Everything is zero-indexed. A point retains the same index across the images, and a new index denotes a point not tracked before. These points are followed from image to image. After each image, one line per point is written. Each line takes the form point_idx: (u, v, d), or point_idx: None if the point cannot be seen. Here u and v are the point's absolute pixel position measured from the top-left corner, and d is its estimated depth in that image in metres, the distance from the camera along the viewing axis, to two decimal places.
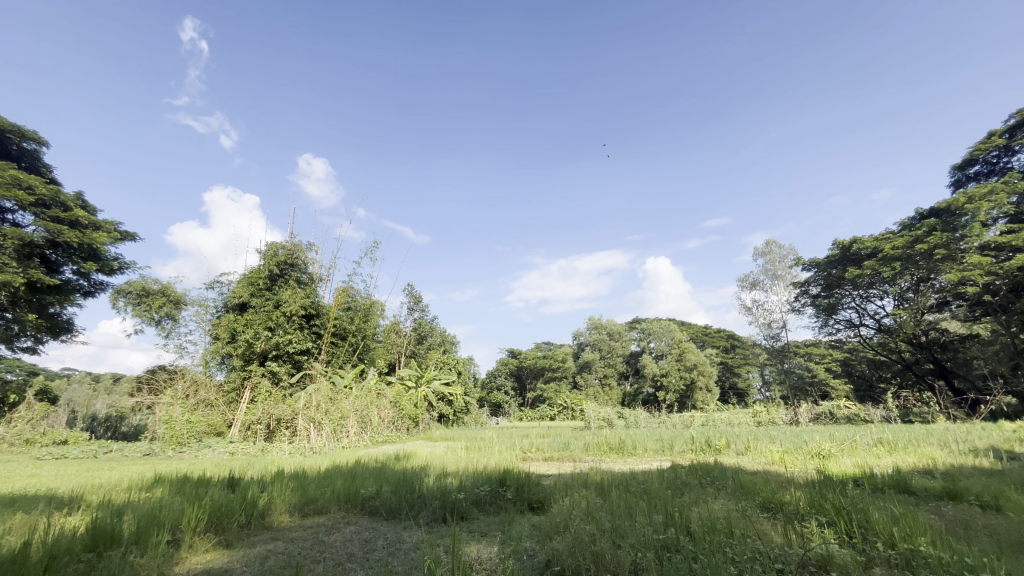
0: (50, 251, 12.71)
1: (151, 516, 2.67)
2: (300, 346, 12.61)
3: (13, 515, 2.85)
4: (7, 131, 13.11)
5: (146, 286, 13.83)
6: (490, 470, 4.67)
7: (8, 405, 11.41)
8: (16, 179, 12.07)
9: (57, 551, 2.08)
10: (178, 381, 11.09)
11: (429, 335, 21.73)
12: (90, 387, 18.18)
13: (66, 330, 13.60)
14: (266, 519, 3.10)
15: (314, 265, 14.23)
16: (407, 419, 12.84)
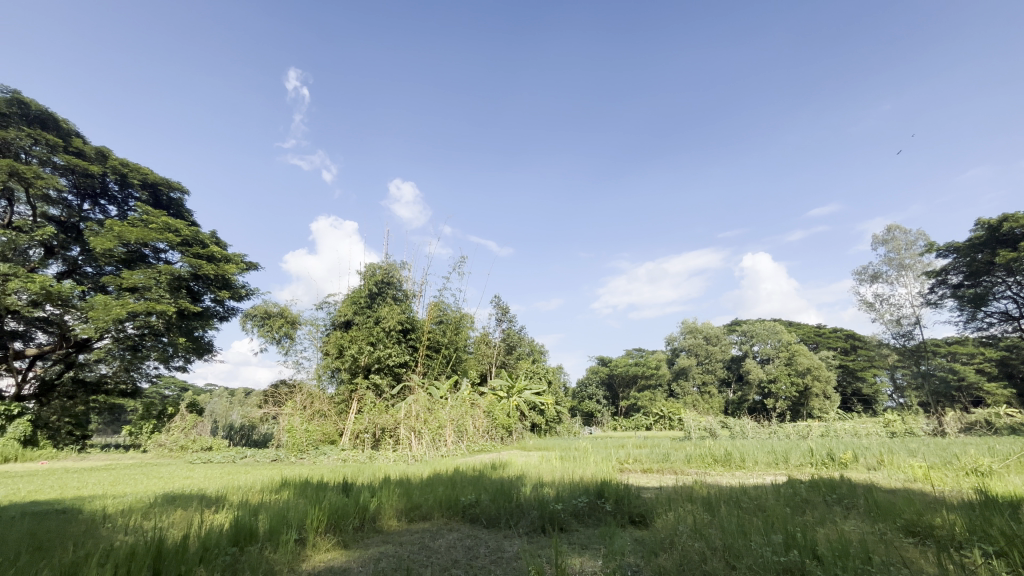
0: (194, 282, 14.82)
1: (281, 515, 2.97)
2: (398, 359, 13.42)
3: (175, 510, 3.33)
4: (159, 184, 15.56)
5: (268, 309, 15.52)
6: (588, 481, 4.58)
7: (167, 416, 13.41)
8: (167, 224, 14.27)
9: (209, 543, 2.38)
10: (297, 394, 12.30)
11: (518, 345, 22.02)
12: (228, 400, 20.78)
13: (208, 350, 15.72)
14: (377, 522, 3.31)
15: (408, 282, 15.10)
16: (501, 428, 13.05)
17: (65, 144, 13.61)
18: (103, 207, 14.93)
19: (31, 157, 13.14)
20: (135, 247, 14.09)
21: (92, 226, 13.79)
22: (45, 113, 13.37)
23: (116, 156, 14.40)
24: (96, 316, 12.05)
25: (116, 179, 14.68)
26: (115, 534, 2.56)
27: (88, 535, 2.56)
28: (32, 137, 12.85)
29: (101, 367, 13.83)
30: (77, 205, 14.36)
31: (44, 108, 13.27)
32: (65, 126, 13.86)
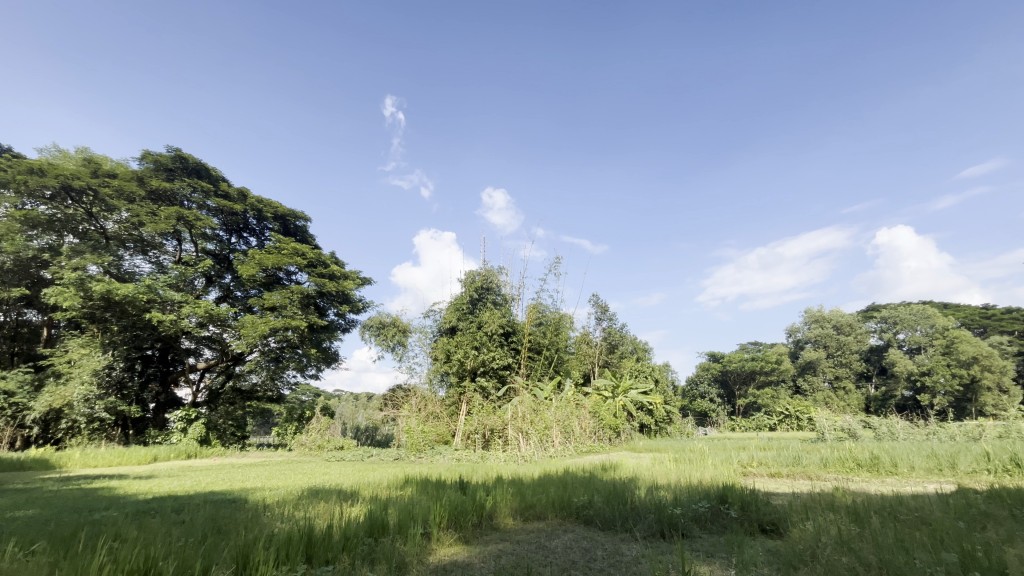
0: (320, 299, 16.59)
1: (407, 510, 3.19)
2: (502, 362, 13.85)
3: (319, 503, 3.74)
4: (287, 215, 17.68)
5: (382, 319, 16.86)
6: (707, 484, 4.30)
7: (306, 419, 15.13)
8: (296, 249, 16.14)
9: (349, 534, 2.64)
10: (412, 397, 13.17)
11: (621, 344, 21.51)
12: (354, 404, 22.91)
13: (335, 359, 17.48)
14: (494, 520, 3.41)
15: (506, 286, 15.46)
16: (608, 428, 12.81)
17: (215, 188, 16.04)
18: (246, 239, 17.32)
19: (191, 202, 15.67)
20: (272, 272, 16.13)
21: (238, 256, 16.05)
22: (200, 164, 15.86)
23: (253, 194, 16.63)
24: (246, 333, 14.00)
25: (255, 214, 16.95)
26: (274, 523, 2.94)
27: (254, 521, 2.98)
28: (191, 186, 15.32)
29: (253, 377, 16.01)
30: (227, 239, 16.83)
31: (199, 160, 15.75)
32: (214, 174, 16.33)
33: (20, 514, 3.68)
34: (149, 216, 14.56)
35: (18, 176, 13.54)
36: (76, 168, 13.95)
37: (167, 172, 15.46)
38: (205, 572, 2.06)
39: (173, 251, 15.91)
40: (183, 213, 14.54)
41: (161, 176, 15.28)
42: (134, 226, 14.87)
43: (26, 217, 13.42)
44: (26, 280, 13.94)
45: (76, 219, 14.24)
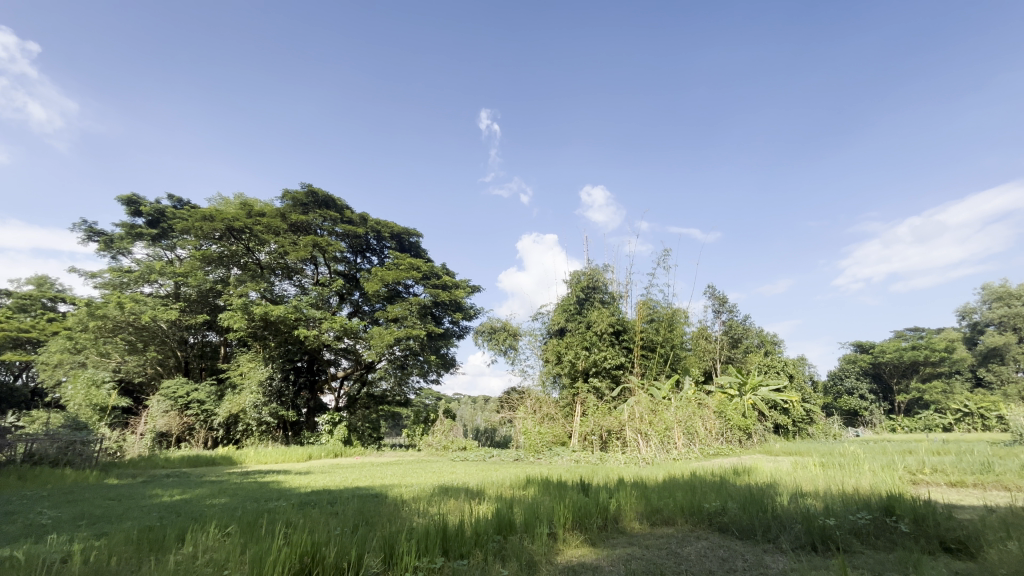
0: (436, 308, 17.70)
1: (532, 510, 3.25)
2: (615, 361, 13.57)
3: (450, 500, 3.96)
4: (401, 233, 19.18)
5: (493, 325, 17.47)
6: (866, 494, 3.75)
7: (431, 422, 16.19)
8: (412, 264, 17.41)
9: (480, 531, 2.75)
10: (527, 399, 13.42)
11: (745, 337, 19.82)
12: (473, 407, 24.04)
13: (452, 364, 18.50)
14: (620, 524, 3.33)
15: (613, 283, 15.13)
16: (737, 429, 11.83)
17: (341, 216, 17.94)
18: (369, 258, 19.11)
19: (323, 230, 17.72)
20: (393, 286, 17.61)
21: (364, 274, 17.75)
22: (328, 196, 17.83)
23: (372, 217, 18.29)
24: (375, 344, 15.40)
25: (375, 235, 18.67)
26: (412, 517, 3.18)
27: (395, 515, 3.25)
28: (322, 217, 17.33)
29: (383, 383, 17.56)
30: (354, 260, 18.72)
31: (328, 193, 17.68)
32: (340, 203, 18.30)
33: (216, 502, 4.44)
34: (291, 245, 16.73)
35: (194, 223, 16.44)
36: (235, 212, 16.56)
37: (302, 207, 17.61)
38: (361, 558, 2.30)
39: (311, 274, 18.09)
40: (317, 240, 16.47)
41: (298, 211, 17.45)
42: (281, 255, 17.19)
43: (203, 256, 16.28)
44: (206, 308, 16.97)
45: (237, 254, 16.89)
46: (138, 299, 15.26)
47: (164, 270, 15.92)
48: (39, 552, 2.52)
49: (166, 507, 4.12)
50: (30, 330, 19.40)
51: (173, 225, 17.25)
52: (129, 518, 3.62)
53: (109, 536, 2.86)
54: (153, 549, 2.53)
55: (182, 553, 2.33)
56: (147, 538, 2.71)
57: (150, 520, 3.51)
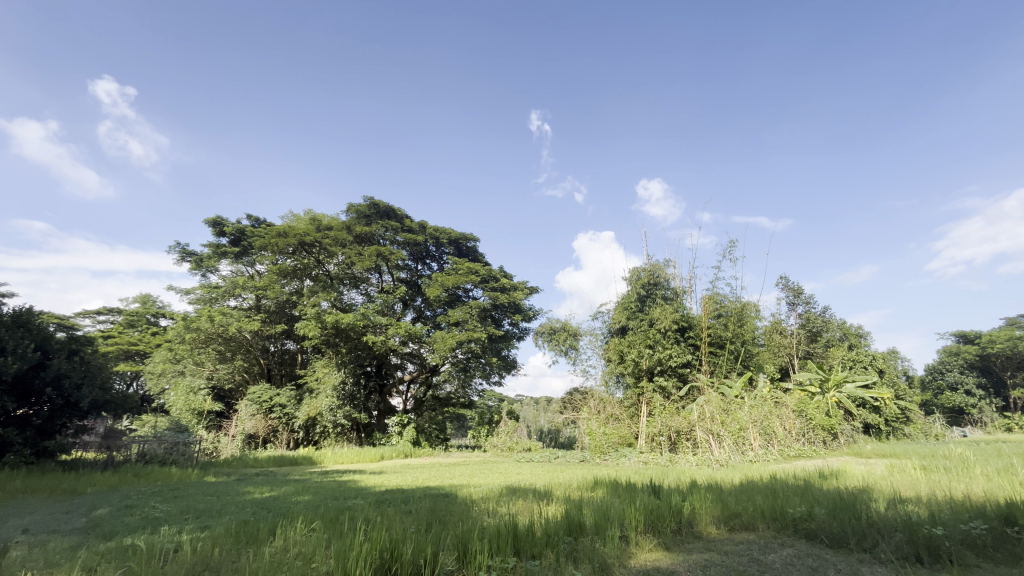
0: (496, 311, 17.91)
1: (602, 512, 3.20)
2: (681, 359, 13.14)
3: (519, 501, 3.98)
4: (459, 239, 19.61)
5: (552, 325, 17.41)
6: (980, 501, 3.37)
7: (495, 423, 16.41)
8: (470, 269, 17.74)
9: (550, 532, 2.74)
10: (590, 399, 13.25)
11: (825, 331, 18.46)
12: (536, 408, 24.08)
13: (514, 366, 18.64)
14: (695, 528, 3.20)
15: (676, 278, 14.62)
16: (820, 430, 11.00)
17: (402, 225, 18.65)
18: (429, 264, 19.70)
19: (386, 239, 18.51)
20: (453, 291, 18.03)
21: (425, 280, 18.33)
22: (388, 207, 18.59)
23: (431, 225, 18.84)
24: (438, 348, 15.83)
25: (434, 242, 19.22)
26: (482, 517, 3.23)
27: (465, 515, 3.32)
28: (384, 227, 18.10)
29: (447, 386, 18.01)
30: (415, 267, 19.37)
31: (389, 204, 18.45)
32: (400, 212, 19.01)
33: (300, 499, 4.74)
34: (357, 256, 17.60)
35: (270, 240, 17.73)
36: (305, 227, 17.70)
37: (366, 219, 18.49)
38: (435, 555, 2.37)
39: (376, 283, 18.91)
40: (380, 250, 17.23)
41: (362, 223, 18.33)
42: (349, 266, 18.12)
43: (280, 270, 17.50)
44: (284, 318, 18.20)
45: (309, 266, 18.00)
46: (225, 312, 16.68)
47: (246, 284, 17.29)
48: (156, 541, 2.83)
49: (257, 503, 4.46)
50: (137, 342, 21.79)
51: (252, 242, 18.69)
52: (226, 512, 3.95)
53: (211, 529, 3.14)
54: (250, 540, 2.76)
55: (274, 546, 2.52)
56: (243, 531, 2.95)
57: (243, 514, 3.83)
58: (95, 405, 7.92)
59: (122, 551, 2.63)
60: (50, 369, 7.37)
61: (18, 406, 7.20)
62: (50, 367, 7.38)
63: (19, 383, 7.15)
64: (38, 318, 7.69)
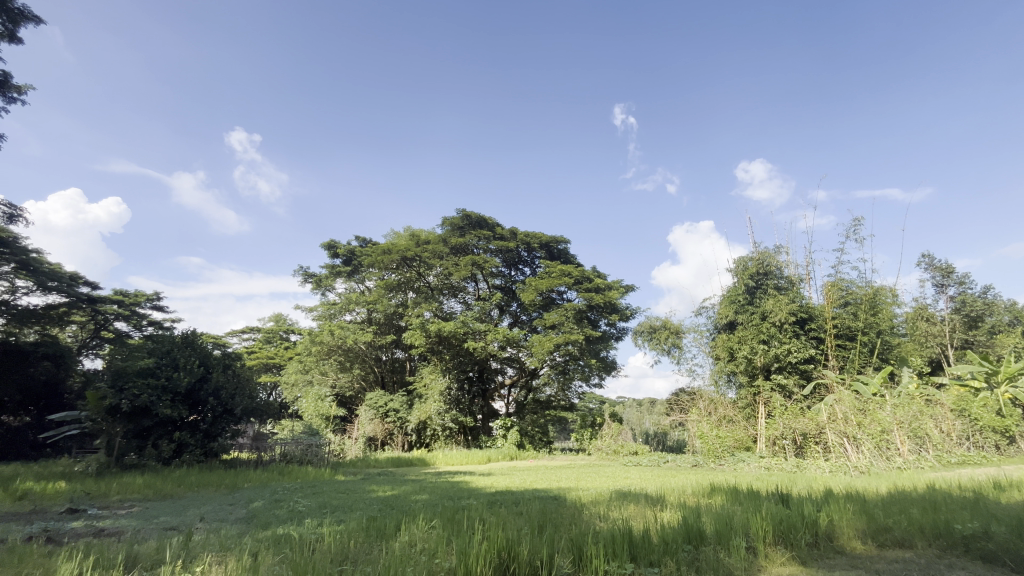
0: (592, 312, 17.67)
1: (723, 520, 3.00)
2: (802, 355, 12.00)
3: (630, 505, 3.87)
4: (550, 242, 19.69)
5: (652, 324, 16.72)
6: None
7: (599, 426, 16.18)
8: (563, 271, 17.71)
9: (667, 539, 2.63)
10: (699, 399, 12.50)
11: (988, 315, 15.62)
12: (640, 410, 23.33)
13: (614, 367, 18.23)
14: (836, 542, 2.86)
15: (790, 266, 13.33)
16: (990, 432, 9.31)
17: (494, 233, 19.19)
18: (522, 269, 20.02)
19: (479, 248, 19.18)
20: (547, 295, 18.13)
21: (519, 285, 18.65)
22: (480, 217, 19.24)
23: (521, 231, 19.14)
24: (537, 351, 16.06)
25: (525, 247, 19.51)
26: (595, 521, 3.20)
27: (576, 518, 3.31)
28: (477, 237, 18.76)
29: (547, 389, 18.11)
30: (509, 273, 19.82)
31: (480, 214, 19.09)
32: (491, 221, 19.58)
33: (421, 498, 5.05)
34: (454, 267, 18.48)
35: (377, 257, 19.24)
36: (406, 243, 18.96)
37: (460, 230, 19.31)
38: (552, 557, 2.39)
39: (473, 290, 19.62)
40: (475, 259, 17.89)
41: (457, 234, 19.19)
42: (447, 276, 19.04)
43: (387, 285, 18.91)
44: (392, 328, 19.61)
45: (411, 279, 19.23)
46: (343, 325, 18.44)
47: (358, 300, 18.92)
48: (302, 532, 3.18)
49: (383, 501, 4.84)
50: (274, 356, 24.87)
51: (361, 260, 20.42)
52: (357, 508, 4.35)
53: (346, 523, 3.47)
54: (380, 535, 3.00)
55: (400, 541, 2.71)
56: (373, 526, 3.22)
57: (373, 511, 4.18)
58: (245, 412, 9.13)
59: (278, 539, 3.02)
60: (211, 382, 8.66)
61: (190, 413, 8.55)
62: (211, 380, 8.69)
63: (190, 393, 8.49)
64: (200, 338, 9.10)
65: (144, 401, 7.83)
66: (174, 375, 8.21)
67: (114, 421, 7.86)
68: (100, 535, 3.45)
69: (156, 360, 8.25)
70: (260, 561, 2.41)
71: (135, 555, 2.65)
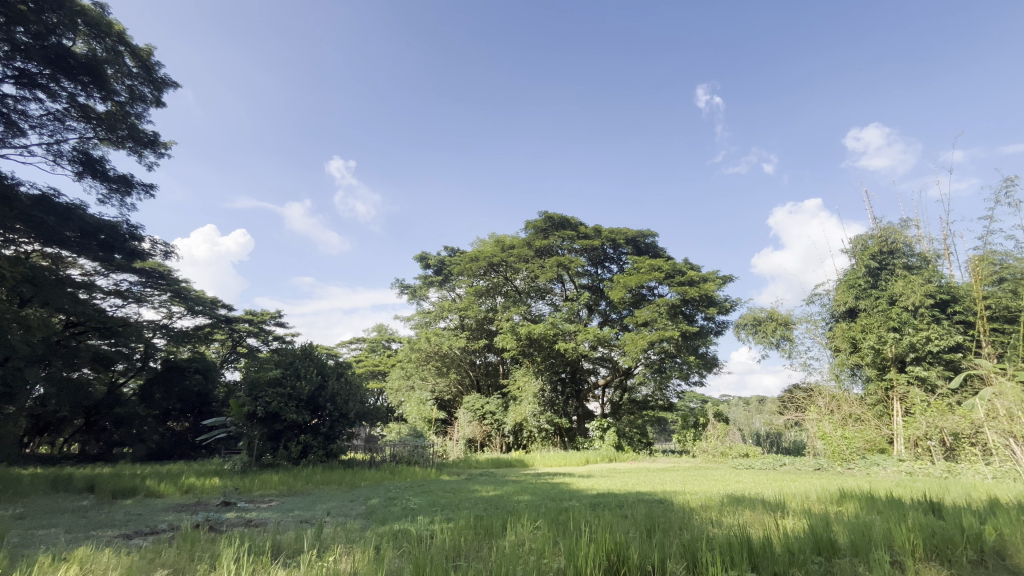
0: (687, 306, 16.81)
1: (860, 531, 2.68)
2: (946, 342, 10.41)
3: (745, 511, 3.62)
4: (636, 237, 19.08)
5: (756, 315, 15.51)
6: None
7: (702, 426, 15.35)
8: (653, 266, 17.04)
9: (793, 550, 2.40)
10: (818, 396, 11.37)
11: None
12: (747, 410, 21.78)
13: (715, 364, 17.17)
14: (1011, 561, 2.41)
15: (922, 241, 11.65)
16: None
17: (578, 233, 19.01)
18: (609, 267, 19.61)
19: (564, 249, 19.13)
20: (637, 291, 17.56)
21: (607, 283, 18.27)
22: (563, 217, 19.18)
23: (606, 228, 18.74)
24: (630, 350, 15.63)
25: (611, 244, 19.07)
26: (708, 526, 3.04)
27: (686, 523, 3.15)
28: (562, 238, 18.71)
29: (643, 389, 17.53)
30: (596, 272, 19.51)
31: (563, 215, 19.02)
32: (574, 221, 19.43)
33: (524, 499, 5.14)
34: (540, 269, 18.62)
35: (465, 265, 19.97)
36: (492, 250, 19.46)
37: (544, 233, 19.41)
38: (663, 562, 2.30)
39: (560, 292, 19.60)
40: (560, 260, 17.87)
41: (541, 237, 19.33)
42: (533, 279, 19.23)
43: (476, 291, 19.54)
44: (484, 333, 20.21)
45: (499, 284, 19.67)
46: (438, 333, 19.40)
47: (451, 307, 19.76)
48: (417, 528, 3.39)
49: (487, 501, 5.00)
50: (379, 363, 26.80)
51: (451, 269, 21.29)
52: (464, 507, 4.55)
53: (455, 521, 3.64)
54: (487, 533, 3.10)
55: (508, 540, 2.76)
56: (481, 524, 3.34)
57: (478, 510, 4.34)
58: (358, 416, 9.94)
59: (396, 533, 3.25)
60: (328, 389, 9.54)
61: (312, 417, 9.48)
62: (328, 387, 9.58)
63: (311, 400, 9.41)
64: (317, 349, 10.08)
65: (275, 407, 8.84)
66: (297, 384, 9.18)
67: (252, 425, 8.95)
68: (249, 525, 3.96)
69: (283, 371, 9.30)
70: (382, 553, 2.60)
71: (279, 543, 3.00)
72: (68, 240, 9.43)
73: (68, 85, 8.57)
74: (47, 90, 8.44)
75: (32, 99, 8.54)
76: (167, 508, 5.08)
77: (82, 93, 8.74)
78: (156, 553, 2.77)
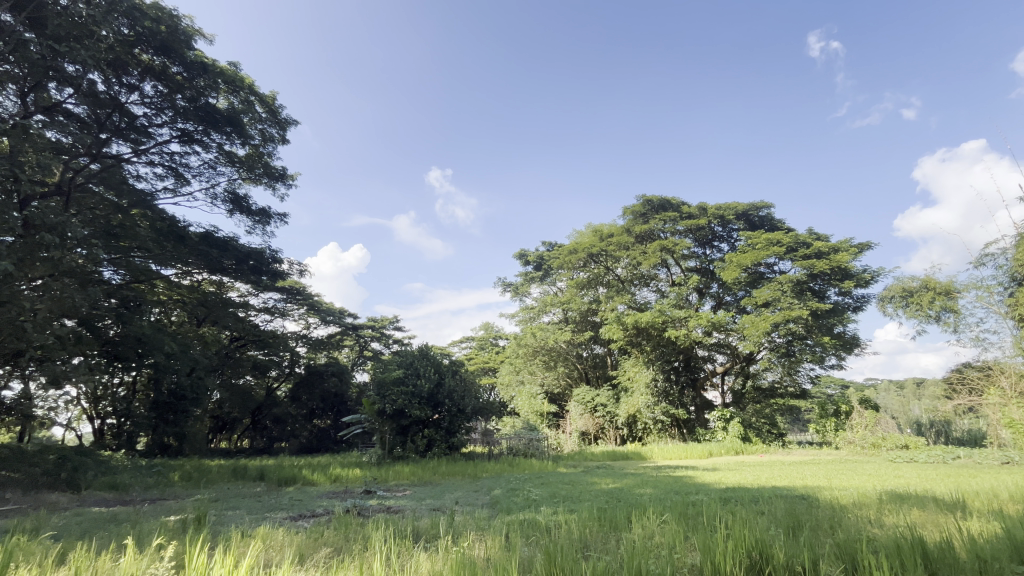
0: (815, 281, 15.08)
1: None
2: None
3: (913, 511, 3.14)
4: (748, 211, 17.59)
5: (906, 286, 13.48)
6: None
7: (844, 414, 13.65)
8: (770, 240, 15.55)
9: (986, 556, 2.04)
10: (1000, 376, 9.54)
11: None
12: (900, 396, 19.03)
13: (856, 344, 15.20)
14: None
15: None
16: None
17: (680, 213, 17.99)
18: (719, 247, 18.28)
19: (667, 233, 18.23)
20: (754, 269, 16.14)
21: (717, 264, 17.06)
22: (663, 199, 18.32)
23: (712, 205, 17.52)
24: (750, 334, 14.43)
25: (719, 222, 17.77)
26: (868, 526, 2.70)
27: (840, 523, 2.81)
28: (663, 221, 17.87)
29: (769, 375, 16.10)
30: (704, 252, 18.31)
31: (662, 196, 18.17)
32: (676, 201, 18.45)
33: (647, 492, 4.99)
34: (642, 255, 17.96)
35: (565, 258, 19.93)
36: (591, 240, 19.21)
37: (643, 217, 18.72)
38: (816, 563, 2.09)
39: (666, 277, 18.72)
40: (664, 244, 17.07)
41: (641, 222, 18.65)
42: (636, 267, 18.61)
43: (578, 284, 19.43)
44: (588, 326, 20.02)
45: (601, 275, 19.33)
46: (543, 328, 19.62)
47: (554, 301, 19.85)
48: (541, 519, 3.45)
49: (606, 493, 4.93)
50: (489, 360, 27.88)
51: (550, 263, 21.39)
52: (585, 499, 4.55)
53: (578, 512, 3.66)
54: (613, 526, 3.06)
55: (636, 532, 2.71)
56: (606, 517, 3.31)
57: (600, 502, 4.33)
58: (474, 411, 10.45)
59: (524, 523, 3.36)
60: (445, 386, 10.17)
61: (433, 413, 10.12)
62: (446, 385, 10.19)
63: (431, 396, 10.09)
64: (432, 350, 10.78)
65: (401, 404, 9.63)
66: (418, 382, 9.91)
67: (383, 421, 9.84)
68: (390, 512, 4.37)
69: (405, 371, 10.10)
70: (513, 541, 2.71)
71: (418, 530, 3.25)
72: (226, 267, 11.16)
73: (217, 137, 10.11)
74: (202, 143, 10.01)
75: (192, 152, 10.18)
76: (322, 495, 5.79)
77: (227, 141, 10.26)
78: (318, 534, 3.16)
